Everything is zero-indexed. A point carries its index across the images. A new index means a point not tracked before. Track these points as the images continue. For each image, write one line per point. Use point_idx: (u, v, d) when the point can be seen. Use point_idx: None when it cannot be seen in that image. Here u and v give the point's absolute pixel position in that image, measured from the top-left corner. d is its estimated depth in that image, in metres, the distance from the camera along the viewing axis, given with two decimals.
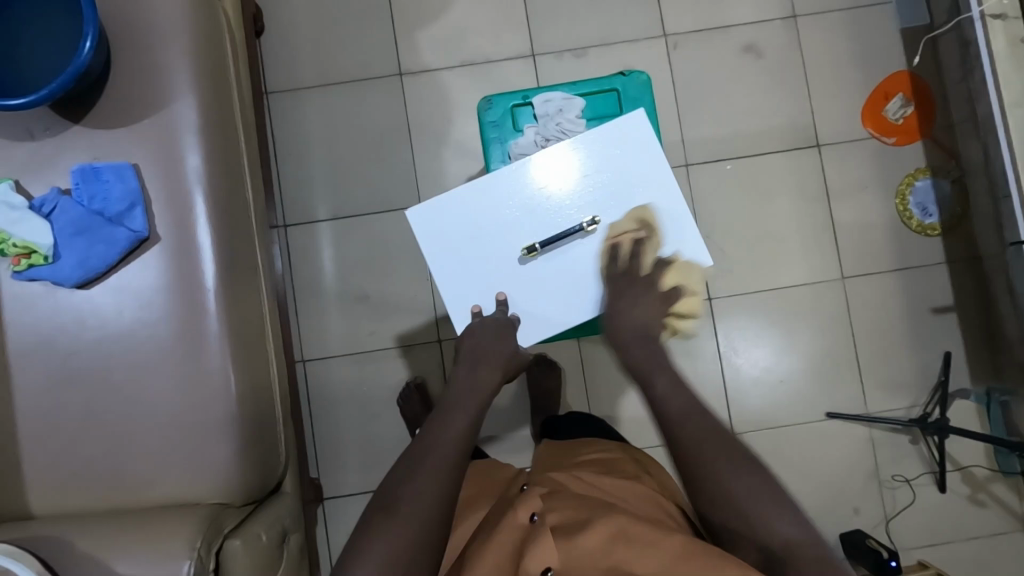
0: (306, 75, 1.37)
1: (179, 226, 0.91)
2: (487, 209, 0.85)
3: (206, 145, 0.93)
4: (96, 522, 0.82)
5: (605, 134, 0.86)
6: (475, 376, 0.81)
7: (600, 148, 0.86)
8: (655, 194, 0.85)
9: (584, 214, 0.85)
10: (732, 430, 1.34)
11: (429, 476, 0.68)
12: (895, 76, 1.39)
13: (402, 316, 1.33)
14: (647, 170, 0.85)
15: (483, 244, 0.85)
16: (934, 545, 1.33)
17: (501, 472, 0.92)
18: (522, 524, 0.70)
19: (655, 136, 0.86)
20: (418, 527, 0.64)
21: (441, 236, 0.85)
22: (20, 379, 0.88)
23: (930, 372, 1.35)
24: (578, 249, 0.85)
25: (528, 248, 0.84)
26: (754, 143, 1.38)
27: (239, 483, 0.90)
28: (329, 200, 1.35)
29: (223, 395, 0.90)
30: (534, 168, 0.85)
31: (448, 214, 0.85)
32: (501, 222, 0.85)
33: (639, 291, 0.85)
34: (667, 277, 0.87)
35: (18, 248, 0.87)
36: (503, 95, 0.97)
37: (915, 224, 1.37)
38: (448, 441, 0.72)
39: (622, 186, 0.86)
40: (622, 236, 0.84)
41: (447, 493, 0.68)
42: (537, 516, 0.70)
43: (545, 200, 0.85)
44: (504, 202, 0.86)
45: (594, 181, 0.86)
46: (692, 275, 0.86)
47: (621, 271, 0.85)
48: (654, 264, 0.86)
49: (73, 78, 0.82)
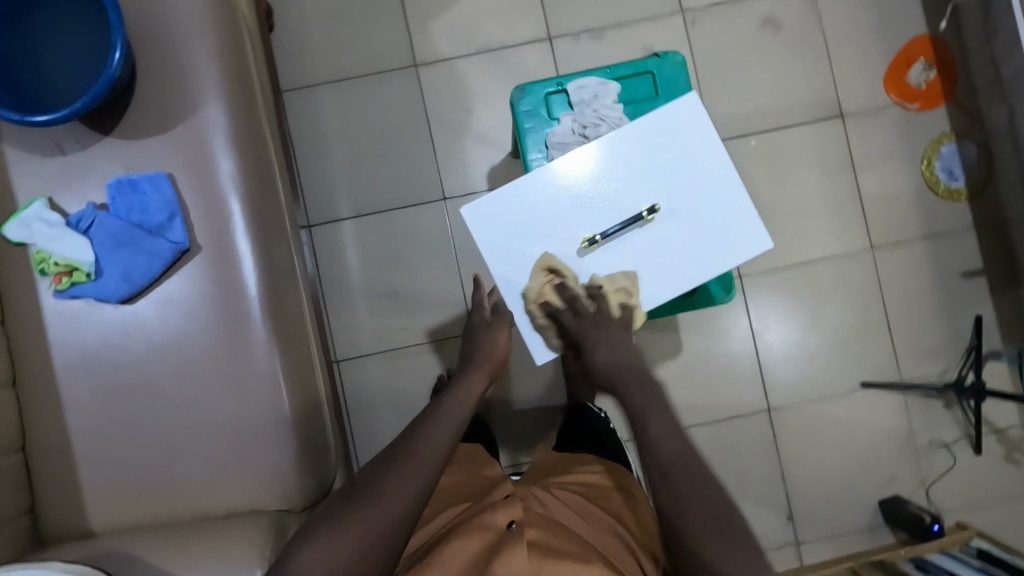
0: (321, 70, 1.35)
1: (217, 234, 0.90)
2: (541, 202, 0.85)
3: (240, 151, 0.92)
4: (162, 535, 0.82)
5: (656, 122, 0.86)
6: (463, 382, 0.84)
7: (647, 136, 0.86)
8: (708, 177, 0.85)
9: (643, 203, 0.85)
10: (769, 406, 1.35)
11: (410, 473, 0.69)
12: (916, 41, 1.38)
13: (433, 311, 1.33)
14: (697, 153, 0.85)
15: (538, 241, 0.85)
16: (972, 507, 1.34)
17: (488, 468, 0.92)
18: (498, 528, 0.73)
19: (706, 118, 0.85)
20: (384, 518, 0.65)
21: (497, 236, 0.85)
22: (70, 397, 0.88)
23: (962, 337, 1.36)
24: (638, 239, 0.84)
25: (589, 241, 0.84)
26: (777, 117, 1.36)
27: (297, 490, 0.89)
28: (352, 197, 1.34)
29: (275, 402, 0.89)
30: (581, 160, 0.86)
31: (500, 213, 0.85)
32: (553, 216, 0.85)
33: (601, 330, 0.84)
34: (608, 304, 0.83)
35: (59, 266, 0.86)
36: (536, 83, 0.96)
37: (941, 189, 1.37)
38: (432, 437, 0.73)
39: (674, 172, 0.85)
40: (542, 296, 0.83)
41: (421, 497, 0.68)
42: (515, 524, 0.73)
43: (597, 192, 0.85)
44: (557, 195, 0.86)
45: (646, 168, 0.85)
46: (622, 280, 0.83)
47: (569, 321, 0.83)
48: (590, 295, 0.84)
49: (105, 90, 0.81)
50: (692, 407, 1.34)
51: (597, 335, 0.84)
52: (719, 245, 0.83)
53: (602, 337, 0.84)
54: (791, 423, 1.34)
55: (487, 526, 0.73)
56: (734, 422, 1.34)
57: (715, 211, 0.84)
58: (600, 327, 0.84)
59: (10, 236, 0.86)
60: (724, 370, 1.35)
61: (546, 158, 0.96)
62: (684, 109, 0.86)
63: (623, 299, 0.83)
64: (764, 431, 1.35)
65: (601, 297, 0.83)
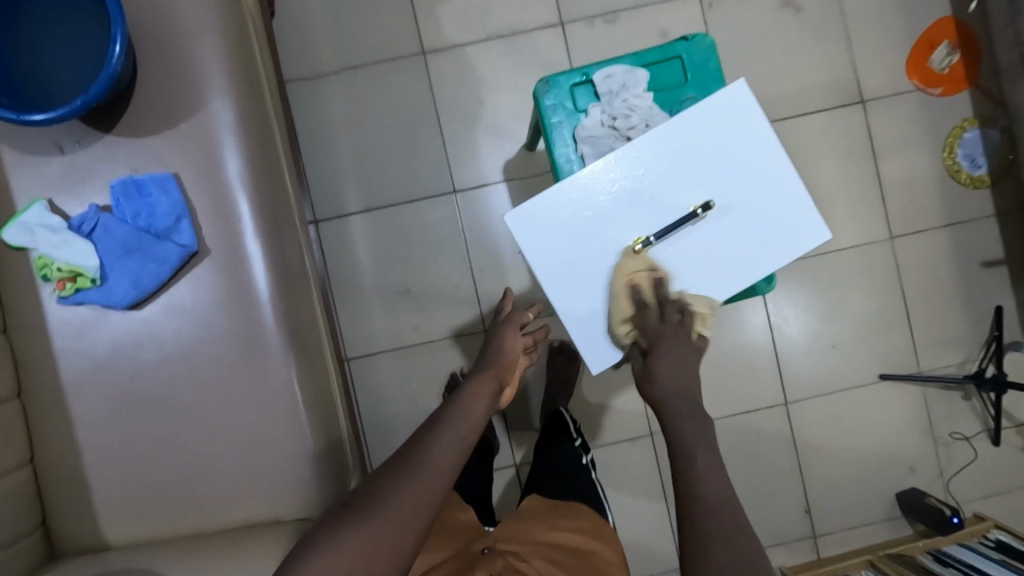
0: (324, 59, 1.30)
1: (227, 236, 0.87)
2: (585, 205, 0.83)
3: (248, 150, 0.88)
4: (182, 549, 0.80)
5: (698, 114, 0.82)
6: (469, 389, 0.78)
7: (696, 129, 0.83)
8: (760, 171, 0.82)
9: (693, 200, 0.82)
10: (787, 399, 1.33)
11: (415, 485, 0.64)
12: (940, 23, 1.33)
13: (446, 308, 1.30)
14: (747, 146, 0.82)
15: (585, 245, 0.82)
16: (990, 497, 1.34)
17: (464, 513, 0.92)
18: None
19: (749, 104, 0.82)
20: (386, 529, 0.60)
21: (543, 240, 0.82)
22: (79, 407, 0.85)
23: (983, 328, 1.34)
24: (689, 237, 0.82)
25: (642, 243, 0.81)
26: (796, 104, 1.32)
27: (318, 498, 0.87)
28: (360, 191, 1.30)
29: (291, 410, 0.86)
30: (631, 156, 0.83)
31: (542, 219, 0.82)
32: (602, 216, 0.83)
33: (670, 344, 0.78)
34: (693, 324, 0.79)
35: (63, 272, 0.82)
36: (561, 74, 0.92)
37: (963, 177, 1.34)
38: (442, 448, 0.68)
39: (724, 167, 0.82)
40: (635, 277, 0.79)
41: (424, 515, 0.63)
42: None
43: (646, 189, 0.83)
44: (601, 197, 0.83)
45: (696, 164, 0.83)
46: (702, 306, 0.80)
47: (653, 324, 0.78)
48: (678, 307, 0.80)
49: (107, 87, 0.76)
50: (709, 403, 1.32)
51: (669, 348, 0.77)
52: (771, 243, 0.81)
53: (672, 352, 0.77)
54: (810, 416, 1.33)
55: None
56: (753, 416, 1.33)
57: (766, 208, 0.82)
58: (676, 340, 0.78)
59: (9, 240, 0.82)
60: (742, 364, 1.33)
61: (573, 152, 0.92)
62: (734, 99, 0.82)
63: (701, 326, 0.80)
64: (783, 425, 1.33)
65: (689, 313, 0.79)
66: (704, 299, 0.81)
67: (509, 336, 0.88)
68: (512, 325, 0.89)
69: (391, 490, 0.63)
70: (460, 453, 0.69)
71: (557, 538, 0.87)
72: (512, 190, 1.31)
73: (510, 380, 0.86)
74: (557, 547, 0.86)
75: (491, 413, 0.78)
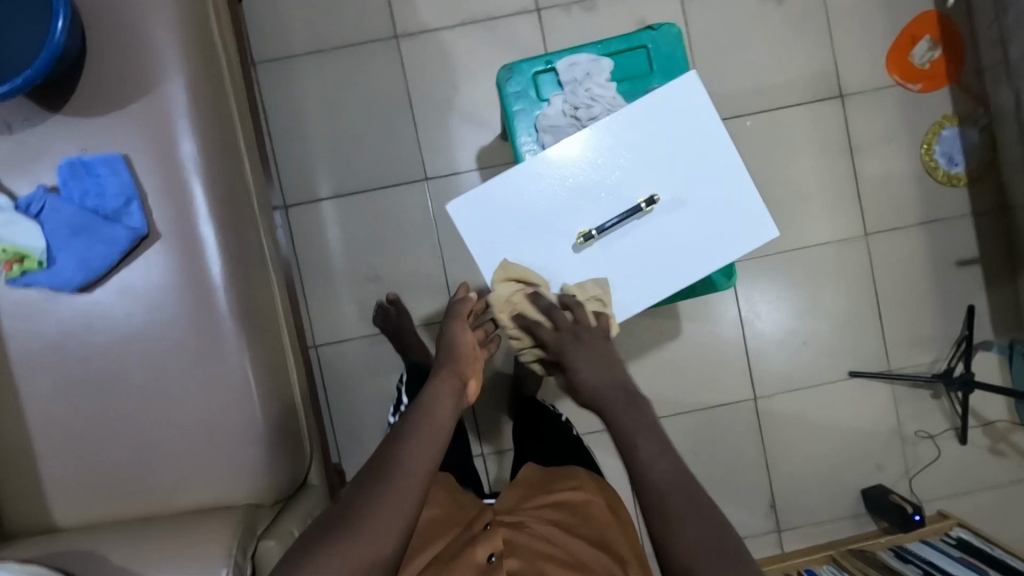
0: (297, 41, 1.28)
1: (180, 220, 0.85)
2: (531, 196, 0.81)
3: (201, 133, 0.86)
4: (128, 533, 0.80)
5: (647, 107, 0.81)
6: (431, 390, 0.75)
7: (649, 121, 0.81)
8: (711, 163, 0.81)
9: (642, 193, 0.81)
10: (756, 394, 1.33)
11: (391, 496, 0.62)
12: (923, 17, 1.31)
13: (416, 296, 1.29)
14: (699, 138, 0.81)
15: (532, 239, 0.82)
16: (954, 496, 1.35)
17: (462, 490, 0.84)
18: (478, 563, 0.69)
19: (697, 96, 0.81)
20: (365, 542, 0.59)
21: (491, 232, 0.81)
22: (27, 390, 0.84)
23: (954, 327, 1.34)
24: (640, 230, 0.81)
25: (585, 236, 0.80)
26: (774, 96, 1.31)
27: (267, 482, 0.87)
28: (330, 176, 1.28)
29: (244, 393, 0.86)
30: (581, 148, 0.82)
31: (490, 211, 0.81)
32: (551, 209, 0.81)
33: (585, 341, 0.79)
34: (586, 315, 0.79)
35: (9, 253, 0.81)
36: (525, 61, 0.91)
37: (941, 175, 1.33)
38: (411, 456, 0.66)
39: (675, 159, 0.81)
40: (510, 305, 0.80)
41: (403, 525, 0.61)
42: (496, 556, 0.70)
43: (596, 181, 0.82)
44: (546, 189, 0.81)
45: (645, 156, 0.81)
46: (593, 288, 0.80)
47: (551, 334, 0.80)
48: (563, 304, 0.80)
49: (49, 64, 0.75)
50: (677, 396, 1.32)
51: (577, 350, 0.78)
52: (721, 234, 0.81)
53: (580, 352, 0.78)
54: (777, 412, 1.33)
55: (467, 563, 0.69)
56: (721, 410, 1.33)
57: (718, 200, 0.81)
58: (580, 340, 0.79)
59: None
60: (711, 358, 1.32)
61: (536, 141, 0.91)
62: (687, 91, 0.81)
63: (599, 307, 0.80)
64: (750, 420, 1.33)
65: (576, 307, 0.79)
66: (657, 290, 0.81)
67: (461, 328, 0.83)
68: (460, 315, 0.84)
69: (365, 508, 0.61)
70: (435, 462, 0.68)
71: (563, 496, 0.81)
72: (486, 178, 1.30)
73: (472, 372, 0.81)
74: (564, 508, 0.79)
75: (457, 412, 0.75)
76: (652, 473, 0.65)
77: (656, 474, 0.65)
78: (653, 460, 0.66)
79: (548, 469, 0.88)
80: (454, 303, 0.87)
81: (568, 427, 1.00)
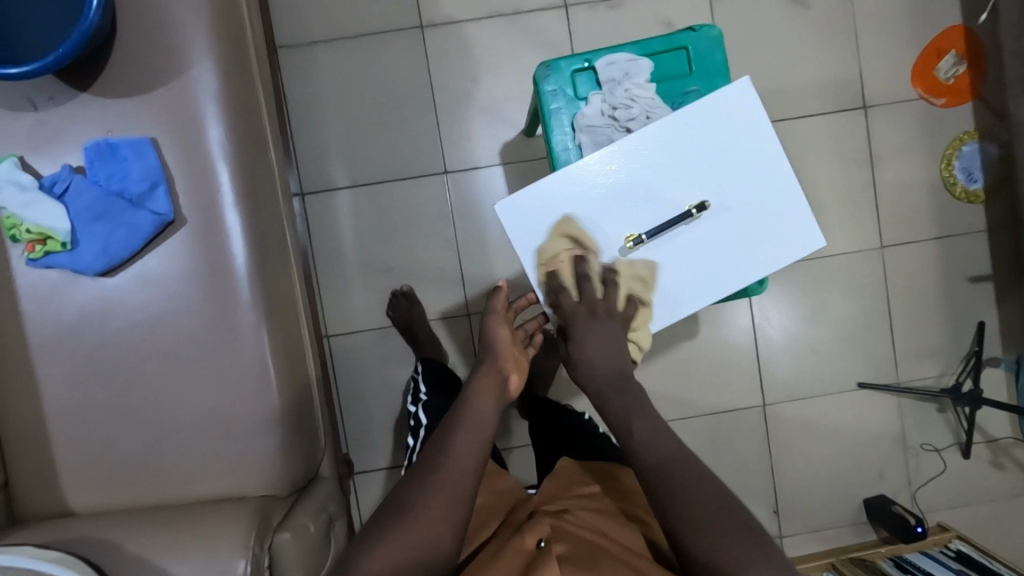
0: (319, 26, 1.26)
1: (205, 207, 0.84)
2: (580, 198, 0.81)
3: (229, 118, 0.85)
4: (144, 521, 0.80)
5: (700, 110, 0.81)
6: (471, 392, 0.72)
7: (697, 125, 0.81)
8: (761, 168, 0.81)
9: (690, 198, 0.81)
10: (764, 401, 1.34)
11: (440, 495, 0.63)
12: (950, 31, 1.31)
13: (431, 289, 1.29)
14: (751, 145, 0.81)
15: (580, 239, 0.81)
16: (953, 508, 1.36)
17: (502, 482, 0.79)
18: (528, 550, 0.63)
19: (750, 103, 0.81)
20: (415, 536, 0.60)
21: (538, 233, 0.81)
22: (43, 373, 0.83)
23: (963, 342, 1.35)
24: (686, 236, 0.81)
25: (635, 241, 0.80)
26: (796, 103, 1.30)
27: (282, 475, 0.86)
28: (348, 165, 1.27)
29: (263, 384, 0.85)
30: (629, 151, 0.81)
31: (537, 212, 0.81)
32: (597, 211, 0.81)
33: (600, 320, 0.78)
34: (617, 295, 0.79)
35: (32, 233, 0.80)
36: (563, 59, 0.90)
37: (959, 190, 1.33)
38: (460, 453, 0.66)
39: (725, 165, 0.81)
40: (555, 260, 0.80)
41: (455, 523, 0.62)
42: (545, 542, 0.63)
43: (645, 186, 0.81)
44: (596, 191, 0.81)
45: (696, 162, 0.81)
46: (640, 268, 0.81)
47: (574, 304, 0.78)
48: (602, 278, 0.80)
49: (81, 43, 0.74)
50: (687, 399, 1.33)
51: (589, 328, 0.77)
52: (765, 241, 0.81)
53: (593, 330, 0.77)
54: (785, 419, 1.34)
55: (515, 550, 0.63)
56: (729, 415, 1.33)
57: (765, 207, 0.81)
58: (599, 316, 0.78)
59: None
60: (721, 363, 1.33)
61: (571, 140, 0.90)
62: (739, 95, 0.81)
63: (637, 289, 0.80)
64: (756, 426, 1.34)
65: (612, 283, 0.80)
66: (704, 296, 0.81)
67: (504, 327, 0.78)
68: (498, 312, 0.78)
69: (417, 503, 0.63)
70: (481, 460, 0.67)
71: (603, 490, 0.76)
72: (505, 174, 1.29)
73: (511, 367, 0.76)
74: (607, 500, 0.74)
75: (500, 409, 0.73)
76: (650, 454, 0.67)
77: (656, 453, 0.66)
78: (652, 442, 0.68)
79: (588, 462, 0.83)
80: (490, 295, 0.81)
81: (591, 421, 1.01)
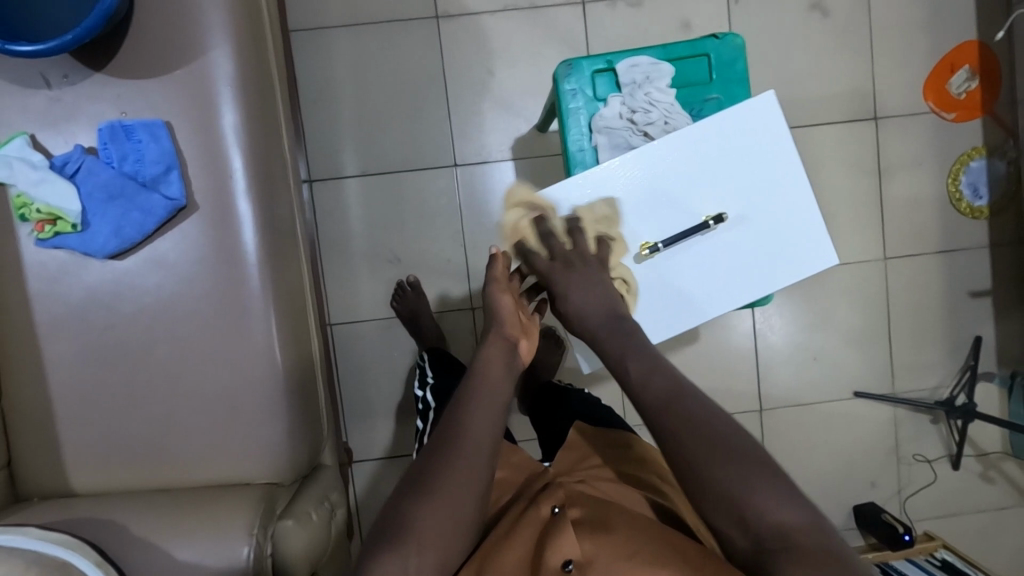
0: (333, 11, 1.24)
1: (217, 192, 0.84)
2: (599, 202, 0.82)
3: (244, 104, 0.84)
4: (148, 505, 0.80)
5: (724, 119, 0.81)
6: (480, 357, 0.73)
7: (723, 134, 0.81)
8: (779, 179, 0.82)
9: (709, 209, 0.82)
10: (761, 406, 1.35)
11: (469, 452, 0.64)
12: (966, 45, 1.31)
13: (436, 282, 1.29)
14: (771, 157, 0.82)
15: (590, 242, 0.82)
16: (940, 518, 1.39)
17: (516, 453, 0.80)
18: (543, 517, 0.64)
19: (774, 113, 0.81)
20: (453, 494, 0.61)
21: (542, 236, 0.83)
22: (50, 355, 0.83)
23: (960, 355, 1.37)
24: (702, 245, 0.82)
25: (650, 249, 0.81)
26: (808, 112, 1.31)
27: (287, 463, 0.86)
28: (358, 154, 1.26)
29: (270, 371, 0.85)
30: (650, 159, 0.81)
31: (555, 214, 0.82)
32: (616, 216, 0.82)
33: (577, 269, 0.76)
34: (587, 241, 0.79)
35: (42, 214, 0.80)
36: (585, 58, 0.89)
37: (964, 206, 1.34)
38: (480, 414, 0.67)
39: (744, 177, 0.82)
40: (516, 228, 0.83)
41: (483, 479, 0.64)
42: (559, 508, 0.64)
43: (664, 194, 0.82)
44: (615, 195, 0.82)
45: (716, 170, 0.82)
46: (600, 209, 0.81)
47: (546, 263, 0.77)
48: (567, 230, 0.80)
49: (100, 22, 0.74)
50: None
51: (567, 278, 0.76)
52: (784, 253, 0.82)
53: (574, 279, 0.75)
54: (781, 424, 1.36)
55: (533, 518, 0.64)
56: None
57: (782, 220, 0.82)
58: (577, 266, 0.76)
59: None
60: (721, 367, 1.34)
61: (587, 141, 0.90)
62: (765, 108, 0.81)
63: (603, 230, 0.81)
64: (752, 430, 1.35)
65: (578, 230, 0.79)
66: (716, 306, 0.82)
67: (506, 294, 0.77)
68: (497, 280, 0.79)
69: (444, 467, 0.62)
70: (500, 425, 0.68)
71: (615, 461, 0.78)
72: (515, 169, 1.28)
73: (518, 330, 0.76)
74: (619, 469, 0.76)
75: (514, 373, 0.73)
76: (647, 393, 0.64)
77: (653, 388, 0.63)
78: (646, 378, 0.65)
79: (599, 434, 0.83)
80: (487, 265, 0.80)
81: (594, 396, 1.03)
